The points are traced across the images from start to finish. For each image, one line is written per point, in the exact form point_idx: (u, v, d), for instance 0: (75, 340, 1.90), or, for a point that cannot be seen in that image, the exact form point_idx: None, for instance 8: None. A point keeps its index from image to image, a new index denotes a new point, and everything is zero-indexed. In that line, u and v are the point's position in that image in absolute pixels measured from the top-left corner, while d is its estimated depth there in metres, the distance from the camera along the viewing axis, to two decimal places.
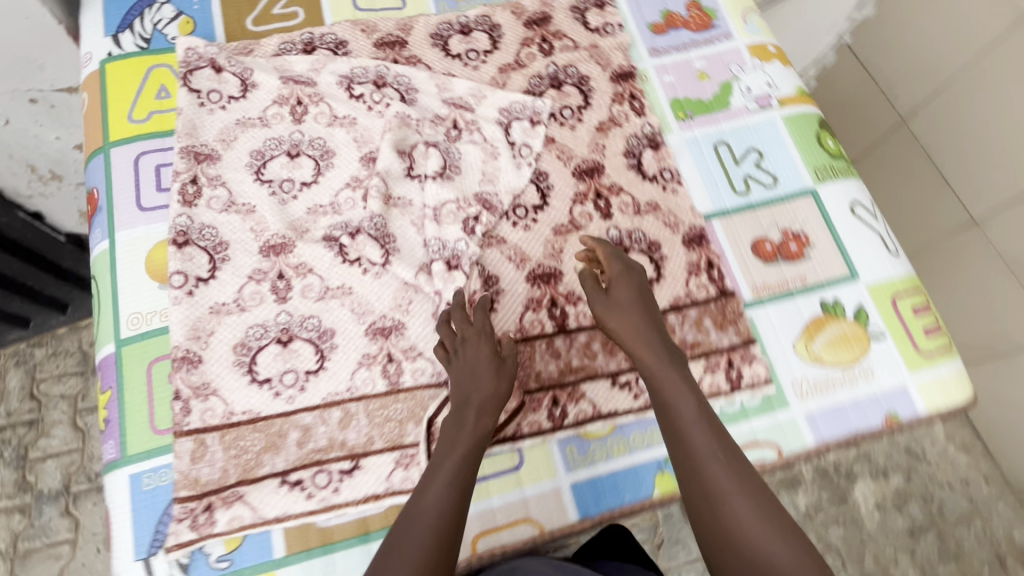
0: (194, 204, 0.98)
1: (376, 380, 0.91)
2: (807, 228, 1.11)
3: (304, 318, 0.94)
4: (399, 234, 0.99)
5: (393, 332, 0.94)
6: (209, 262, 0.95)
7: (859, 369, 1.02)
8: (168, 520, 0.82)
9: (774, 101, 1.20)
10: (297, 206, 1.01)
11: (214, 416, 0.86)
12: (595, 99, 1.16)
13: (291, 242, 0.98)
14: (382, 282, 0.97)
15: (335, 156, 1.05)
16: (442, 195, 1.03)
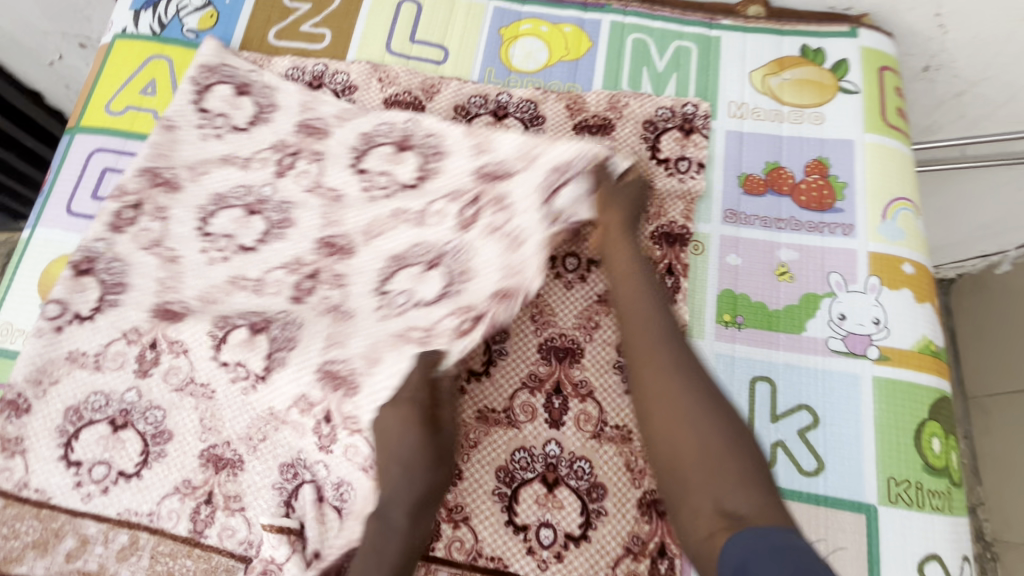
0: (122, 231, 0.86)
1: (181, 516, 0.75)
2: (834, 561, 0.74)
3: (149, 406, 0.80)
4: (306, 342, 0.77)
5: (224, 468, 0.77)
6: (96, 300, 0.82)
7: None
8: None
9: (872, 349, 0.82)
10: (191, 261, 0.85)
11: (9, 481, 0.77)
12: None
13: (192, 313, 0.81)
14: (246, 401, 0.78)
15: (292, 226, 0.87)
16: (379, 333, 0.77)
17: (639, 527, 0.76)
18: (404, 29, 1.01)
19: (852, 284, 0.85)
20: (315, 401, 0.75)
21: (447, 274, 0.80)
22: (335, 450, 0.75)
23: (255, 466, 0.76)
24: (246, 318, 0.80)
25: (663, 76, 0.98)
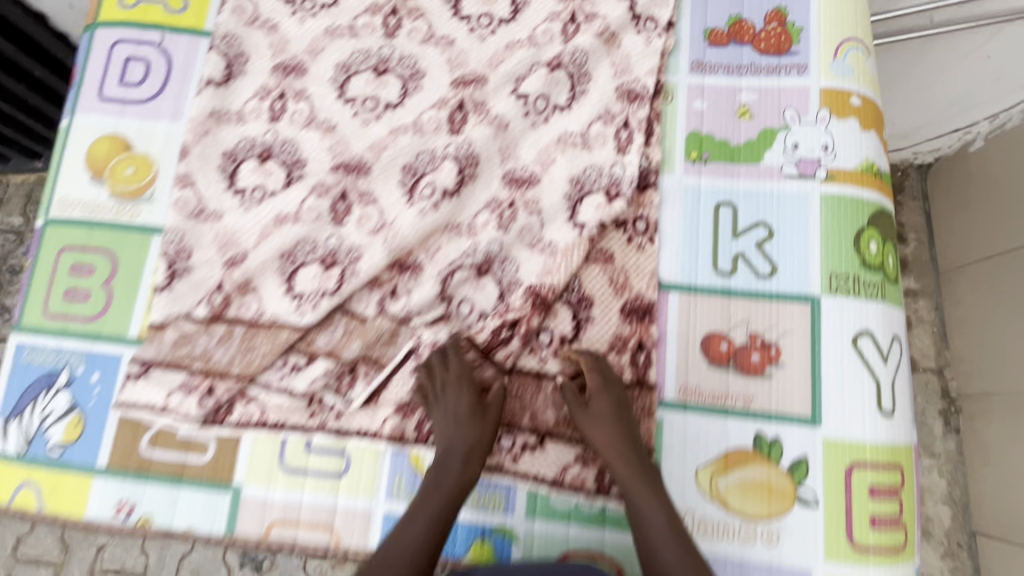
0: (280, 119, 0.97)
1: (371, 303, 0.91)
2: (784, 341, 0.88)
3: (351, 249, 0.91)
4: (489, 166, 0.94)
5: (409, 271, 0.91)
6: (286, 177, 0.94)
7: (763, 527, 0.83)
8: (31, 394, 0.91)
9: (822, 171, 0.93)
10: (286, 128, 0.97)
11: (90, 317, 0.92)
12: (590, 95, 0.97)
13: (368, 165, 0.94)
14: (424, 221, 0.90)
15: (425, 78, 0.99)
16: (542, 142, 0.96)
17: (622, 329, 0.90)
18: None
19: (805, 117, 0.95)
20: (503, 200, 0.93)
21: (570, 77, 0.97)
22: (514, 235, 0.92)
23: (451, 253, 0.91)
24: (432, 163, 0.94)
25: None
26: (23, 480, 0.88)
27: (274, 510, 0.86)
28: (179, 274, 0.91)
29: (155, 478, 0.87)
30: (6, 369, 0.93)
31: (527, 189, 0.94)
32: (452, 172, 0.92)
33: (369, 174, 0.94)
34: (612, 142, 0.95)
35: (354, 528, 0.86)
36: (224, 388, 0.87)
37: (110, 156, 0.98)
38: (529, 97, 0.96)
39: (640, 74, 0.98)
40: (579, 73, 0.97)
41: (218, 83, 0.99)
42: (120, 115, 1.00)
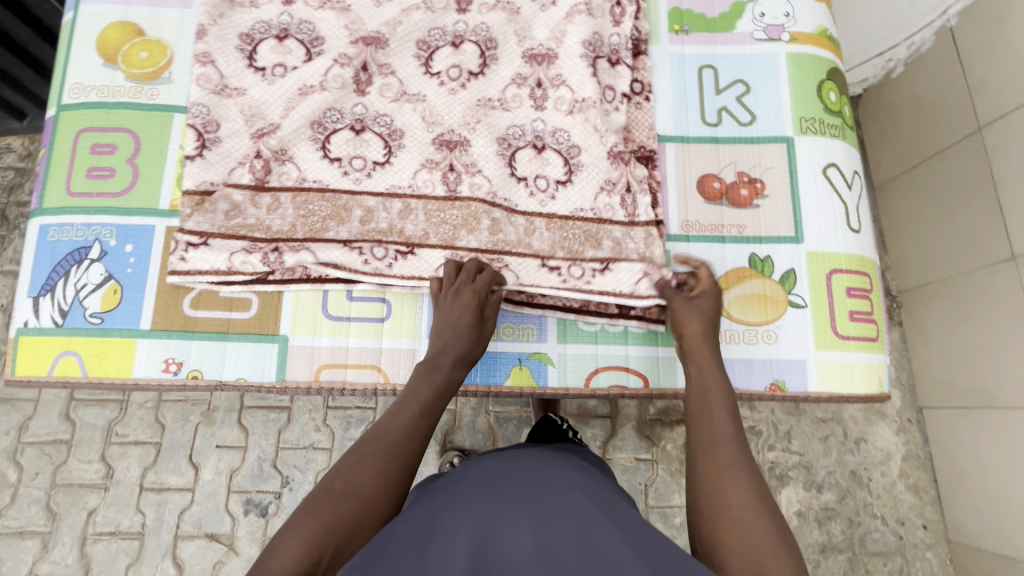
0: (294, 2, 1.02)
1: (436, 185, 0.95)
2: (767, 176, 1.01)
3: (379, 115, 0.97)
4: (501, 40, 1.02)
5: (457, 147, 0.96)
6: (305, 54, 1.00)
7: (763, 330, 0.96)
8: (62, 269, 0.91)
9: (786, 34, 1.07)
10: (301, 10, 1.02)
11: (116, 192, 0.94)
12: None
13: (385, 40, 1.00)
14: (455, 99, 0.99)
15: None
16: (554, 19, 1.04)
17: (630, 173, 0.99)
18: None
19: None
20: (527, 75, 1.01)
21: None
22: (548, 103, 1.00)
23: (470, 115, 0.99)
24: (445, 37, 1.02)
25: None
26: (63, 350, 0.89)
27: (322, 356, 0.91)
28: (209, 145, 0.95)
29: (201, 335, 0.90)
30: (31, 251, 0.93)
31: (548, 65, 1.02)
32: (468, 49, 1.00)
33: (386, 46, 1.00)
34: (607, 15, 1.05)
35: (400, 366, 0.92)
36: (288, 246, 0.90)
37: (119, 41, 0.99)
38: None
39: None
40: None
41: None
42: (129, 4, 1.01)
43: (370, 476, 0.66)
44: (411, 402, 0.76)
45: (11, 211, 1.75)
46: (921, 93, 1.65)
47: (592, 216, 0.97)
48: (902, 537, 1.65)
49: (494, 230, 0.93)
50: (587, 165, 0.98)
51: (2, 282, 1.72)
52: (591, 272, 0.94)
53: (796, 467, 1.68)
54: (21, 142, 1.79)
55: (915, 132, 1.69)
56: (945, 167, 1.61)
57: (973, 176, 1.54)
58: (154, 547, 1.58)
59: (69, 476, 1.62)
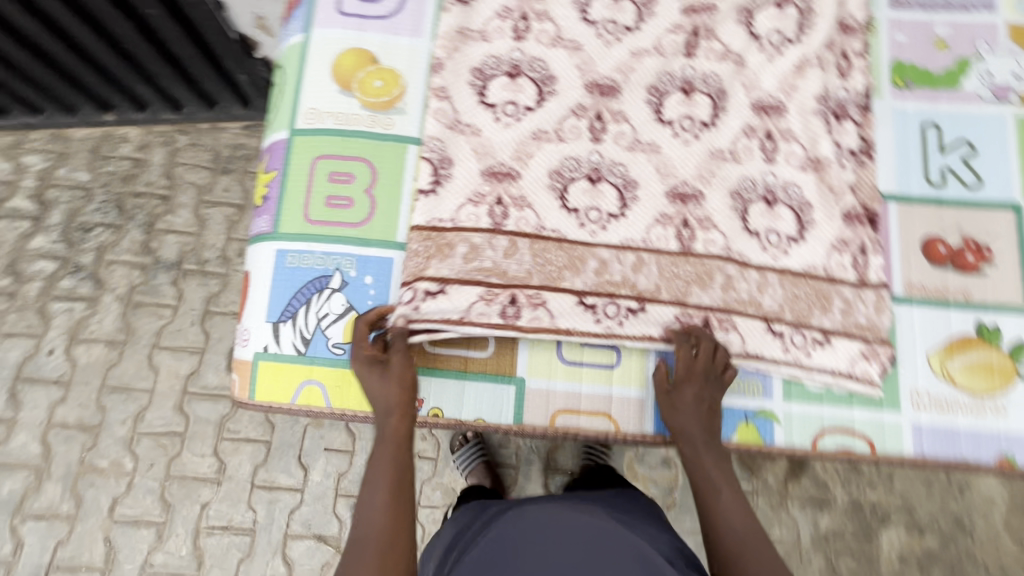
0: (525, 39, 1.01)
1: (669, 240, 0.96)
2: (994, 242, 1.00)
3: (614, 163, 0.98)
4: (730, 92, 1.02)
5: (691, 200, 0.98)
6: (537, 93, 0.99)
7: (991, 401, 0.94)
8: (303, 298, 0.92)
9: (1013, 96, 1.05)
10: (533, 47, 1.01)
11: (352, 222, 0.95)
12: (812, 29, 1.05)
13: (619, 87, 1.01)
14: (689, 150, 1.00)
15: (657, 6, 1.04)
16: (782, 70, 1.03)
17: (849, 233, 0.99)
18: None
19: (996, 48, 1.07)
20: (756, 127, 1.01)
21: (797, 15, 1.05)
22: (778, 159, 1.01)
23: (699, 168, 0.99)
24: (674, 85, 1.02)
25: None
26: (306, 378, 0.90)
27: (558, 402, 0.91)
28: (442, 182, 0.95)
29: (441, 373, 0.91)
30: (267, 276, 0.94)
31: (776, 117, 1.02)
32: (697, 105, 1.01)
33: (620, 94, 1.01)
34: (833, 69, 1.04)
35: (630, 415, 0.93)
36: (527, 297, 0.91)
37: (355, 69, 0.99)
38: (763, 36, 1.04)
39: (852, 10, 1.07)
40: (806, 11, 1.05)
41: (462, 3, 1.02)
42: (362, 30, 1.01)
43: (389, 528, 0.74)
44: (386, 444, 0.81)
45: (128, 203, 1.74)
46: None
47: (826, 274, 0.98)
48: None
49: (727, 287, 0.95)
50: (819, 222, 0.99)
51: (115, 271, 1.69)
52: (813, 342, 0.95)
53: (898, 509, 1.79)
54: (137, 133, 1.80)
55: None
56: None
57: None
58: (264, 545, 1.51)
59: (183, 468, 1.56)
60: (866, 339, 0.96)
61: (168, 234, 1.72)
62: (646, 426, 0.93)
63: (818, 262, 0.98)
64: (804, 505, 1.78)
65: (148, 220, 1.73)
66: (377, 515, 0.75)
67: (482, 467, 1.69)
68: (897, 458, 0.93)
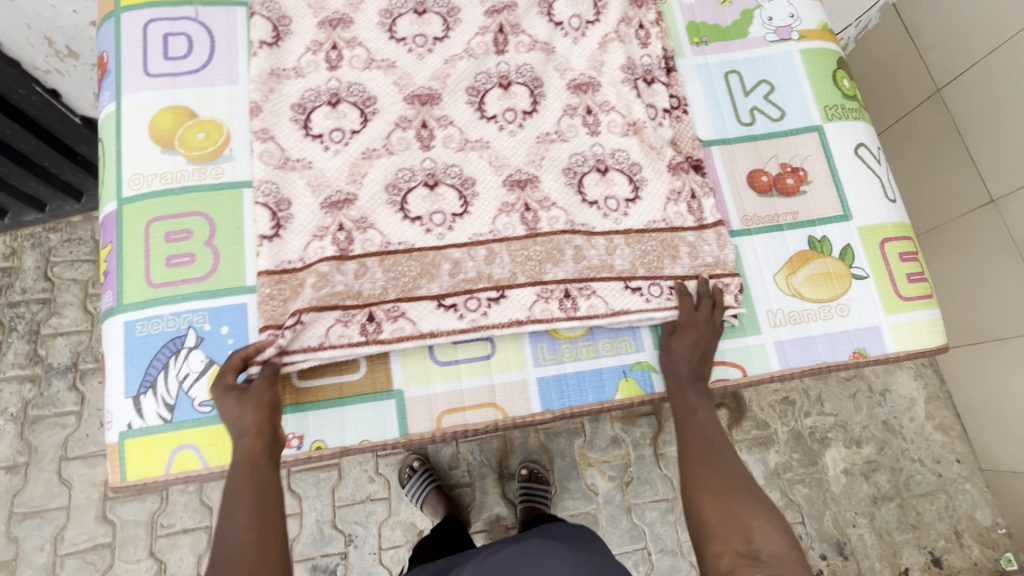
0: (339, 66, 1.04)
1: (516, 225, 0.99)
2: (806, 163, 1.10)
3: (448, 166, 1.01)
4: (545, 78, 1.09)
5: (528, 184, 1.02)
6: (360, 116, 1.02)
7: (836, 304, 1.02)
8: (159, 364, 0.89)
9: (795, 34, 1.17)
10: (347, 73, 1.04)
11: (198, 277, 0.93)
12: (607, 13, 1.12)
13: (439, 94, 1.05)
14: (517, 139, 1.05)
15: (461, 12, 1.09)
16: (589, 50, 1.11)
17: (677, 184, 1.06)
18: None
19: None
20: (576, 105, 1.08)
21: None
22: (602, 130, 1.07)
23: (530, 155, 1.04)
24: (491, 82, 1.07)
25: None
26: (177, 444, 0.87)
27: (440, 404, 0.92)
28: (283, 223, 0.95)
29: (316, 405, 0.90)
30: (120, 350, 0.90)
31: (592, 92, 1.09)
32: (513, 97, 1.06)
33: (441, 101, 1.04)
34: (634, 40, 1.13)
35: (515, 400, 0.94)
36: (384, 312, 0.91)
37: (174, 126, 0.99)
38: (563, 22, 1.11)
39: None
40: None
41: (269, 44, 1.03)
42: (174, 88, 1.01)
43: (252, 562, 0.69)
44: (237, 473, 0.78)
45: None
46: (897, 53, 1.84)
47: (666, 225, 1.03)
48: (944, 492, 1.84)
49: (579, 258, 0.99)
50: (650, 180, 1.05)
51: None
52: (670, 292, 0.99)
53: (833, 428, 1.88)
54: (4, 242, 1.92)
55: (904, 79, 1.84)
56: (924, 119, 1.81)
57: (947, 123, 1.74)
58: None
59: None
60: (717, 276, 1.01)
61: (57, 336, 1.84)
62: (534, 407, 0.95)
63: (657, 216, 1.04)
64: (751, 447, 1.83)
65: (30, 327, 1.85)
66: (240, 532, 0.72)
67: (438, 493, 1.62)
68: (767, 377, 1.00)
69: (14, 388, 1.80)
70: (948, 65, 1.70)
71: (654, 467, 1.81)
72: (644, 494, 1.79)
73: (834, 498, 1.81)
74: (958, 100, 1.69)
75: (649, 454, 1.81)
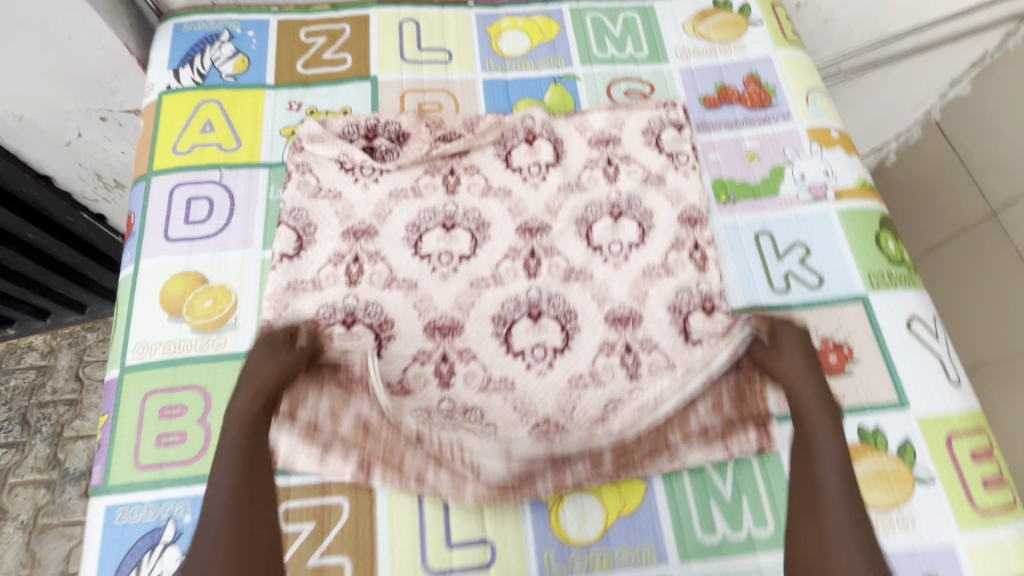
0: (358, 282, 1.01)
1: (536, 443, 0.93)
2: (852, 339, 0.99)
3: (467, 407, 0.95)
4: (580, 310, 1.02)
5: (540, 232, 1.07)
6: (376, 339, 0.97)
7: (898, 515, 0.87)
8: (132, 559, 0.83)
9: (830, 192, 1.10)
10: (366, 290, 1.00)
11: (183, 461, 0.88)
12: (651, 239, 1.07)
13: (461, 323, 1.00)
14: (546, 381, 0.98)
15: (491, 228, 1.06)
16: (630, 277, 1.04)
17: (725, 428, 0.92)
18: (410, 42, 1.24)
19: (802, 152, 1.14)
20: (614, 341, 1.00)
21: (635, 219, 1.08)
22: (641, 372, 0.98)
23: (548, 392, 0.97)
24: (520, 311, 1.01)
25: (621, 39, 1.27)
26: None
27: None
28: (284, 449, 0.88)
29: None
30: (95, 539, 0.85)
31: (633, 326, 1.01)
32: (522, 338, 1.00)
33: (463, 331, 0.99)
34: (690, 265, 1.04)
35: None
36: None
37: (184, 292, 0.98)
38: (603, 246, 1.07)
39: (692, 200, 1.09)
40: (641, 214, 1.08)
41: (291, 255, 1.01)
42: (191, 253, 1.02)
43: None
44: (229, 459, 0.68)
45: None
46: (949, 169, 1.70)
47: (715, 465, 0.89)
48: None
49: (619, 456, 0.91)
50: (692, 413, 0.94)
51: None
52: None
53: None
54: (42, 340, 2.00)
55: (962, 198, 1.68)
56: (979, 243, 1.64)
57: (1008, 248, 1.57)
58: None
59: None
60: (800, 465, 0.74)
61: (76, 441, 1.85)
62: None
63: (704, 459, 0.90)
64: None
65: (53, 430, 1.86)
66: None
67: None
68: None
69: (30, 493, 1.78)
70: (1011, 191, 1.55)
71: None
72: None
73: None
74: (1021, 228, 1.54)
75: None
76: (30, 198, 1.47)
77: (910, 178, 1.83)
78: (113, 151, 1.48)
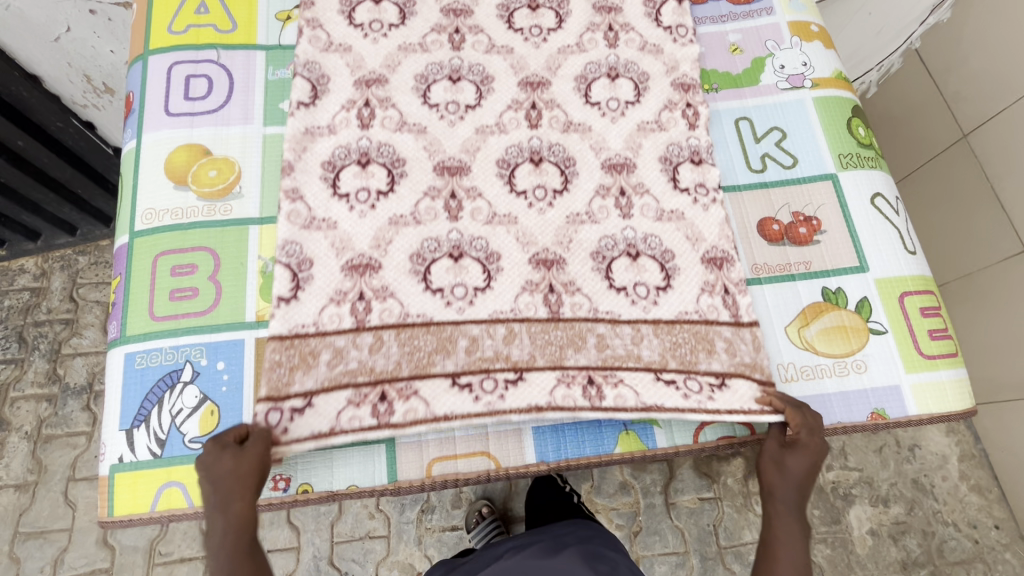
0: (369, 125, 1.03)
1: (539, 307, 0.94)
2: (820, 212, 1.07)
3: (473, 239, 0.97)
4: (579, 157, 1.05)
5: (554, 266, 0.97)
6: (387, 177, 1.00)
7: (852, 360, 0.97)
8: (154, 398, 0.89)
9: (808, 82, 1.16)
10: (379, 133, 1.02)
11: (196, 315, 0.94)
12: (647, 99, 1.10)
13: (467, 166, 1.02)
14: (546, 219, 1.00)
15: (495, 82, 1.08)
16: (627, 130, 1.07)
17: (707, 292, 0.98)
18: None
19: (783, 44, 1.19)
20: (610, 186, 1.03)
21: (632, 80, 1.11)
22: (635, 213, 1.02)
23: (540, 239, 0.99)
24: (522, 156, 1.04)
25: None
26: (165, 481, 0.87)
27: (431, 450, 0.90)
28: (302, 283, 0.92)
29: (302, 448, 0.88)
30: (117, 383, 0.91)
31: (628, 174, 1.04)
32: (548, 355, 0.91)
33: (470, 172, 1.02)
34: (684, 121, 1.09)
35: (508, 450, 0.91)
36: (397, 391, 0.87)
37: (188, 162, 1.02)
38: (629, 288, 0.97)
39: (686, 69, 1.13)
40: (638, 75, 1.11)
41: (306, 104, 1.03)
42: (193, 125, 1.04)
43: None
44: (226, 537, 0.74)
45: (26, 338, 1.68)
46: (925, 97, 1.76)
47: (698, 319, 0.96)
48: (980, 561, 1.65)
49: (601, 346, 0.93)
50: (683, 269, 0.99)
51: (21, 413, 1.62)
52: (710, 388, 0.92)
53: (858, 484, 1.71)
54: (34, 262, 1.97)
55: (936, 125, 1.74)
56: (949, 166, 1.73)
57: (975, 168, 1.65)
58: None
59: None
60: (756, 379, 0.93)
61: (74, 357, 1.86)
62: (528, 457, 0.91)
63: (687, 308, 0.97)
64: None
65: (52, 346, 1.87)
66: None
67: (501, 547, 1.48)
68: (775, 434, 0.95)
69: (32, 406, 1.81)
70: (978, 115, 1.61)
71: (665, 517, 1.67)
72: (653, 546, 1.65)
73: (857, 560, 1.64)
74: (988, 147, 1.61)
75: (660, 502, 1.69)
76: (18, 98, 1.46)
77: (891, 107, 1.89)
78: (101, 51, 1.47)
